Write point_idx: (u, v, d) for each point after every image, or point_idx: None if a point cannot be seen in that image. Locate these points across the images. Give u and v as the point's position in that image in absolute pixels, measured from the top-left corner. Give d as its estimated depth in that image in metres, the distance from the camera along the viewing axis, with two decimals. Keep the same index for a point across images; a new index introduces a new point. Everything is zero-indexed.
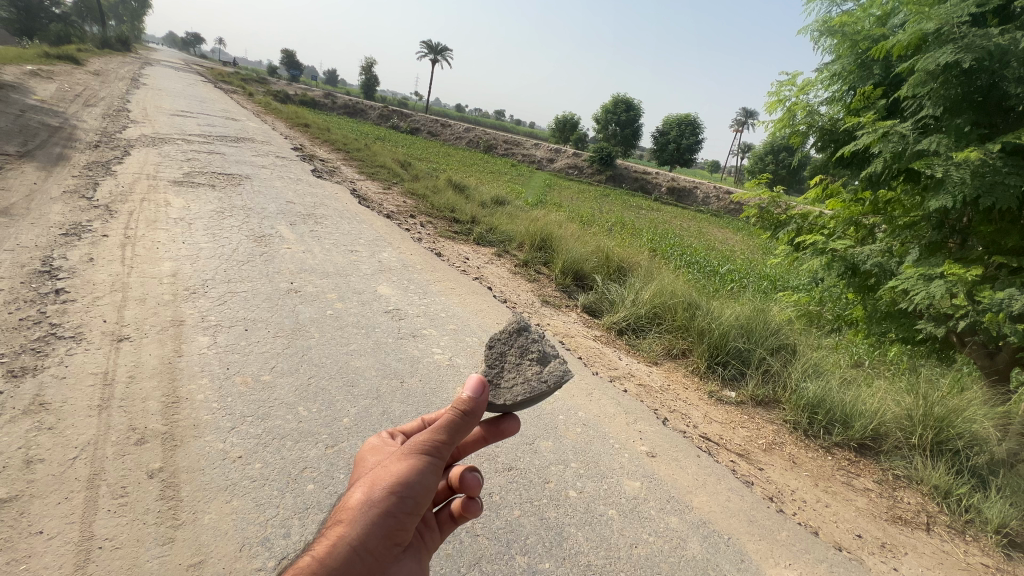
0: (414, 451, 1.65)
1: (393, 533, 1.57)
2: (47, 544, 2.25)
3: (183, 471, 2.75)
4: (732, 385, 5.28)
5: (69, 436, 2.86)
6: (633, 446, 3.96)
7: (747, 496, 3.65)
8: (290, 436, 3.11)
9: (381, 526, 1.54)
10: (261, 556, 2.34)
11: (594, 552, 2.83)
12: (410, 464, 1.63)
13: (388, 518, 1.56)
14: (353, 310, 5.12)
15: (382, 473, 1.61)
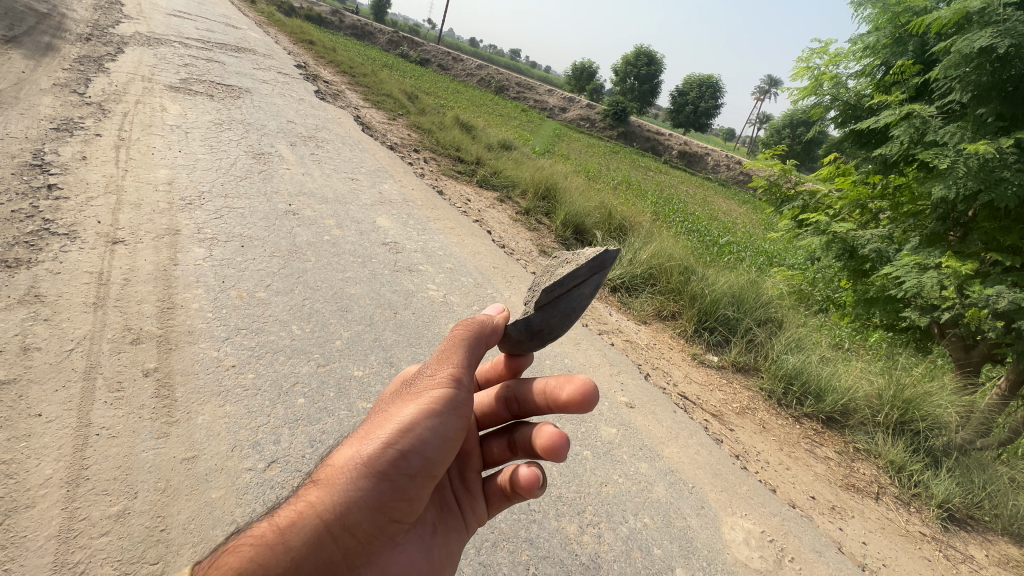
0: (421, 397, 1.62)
1: (388, 509, 1.52)
2: (45, 427, 2.33)
3: (177, 373, 2.82)
4: (715, 351, 5.43)
5: (66, 329, 2.90)
6: (613, 395, 4.11)
7: (716, 451, 3.86)
8: (283, 351, 3.23)
9: (372, 497, 1.49)
10: (251, 458, 2.46)
11: (566, 486, 3.00)
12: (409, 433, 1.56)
13: (385, 483, 1.51)
14: (350, 238, 5.09)
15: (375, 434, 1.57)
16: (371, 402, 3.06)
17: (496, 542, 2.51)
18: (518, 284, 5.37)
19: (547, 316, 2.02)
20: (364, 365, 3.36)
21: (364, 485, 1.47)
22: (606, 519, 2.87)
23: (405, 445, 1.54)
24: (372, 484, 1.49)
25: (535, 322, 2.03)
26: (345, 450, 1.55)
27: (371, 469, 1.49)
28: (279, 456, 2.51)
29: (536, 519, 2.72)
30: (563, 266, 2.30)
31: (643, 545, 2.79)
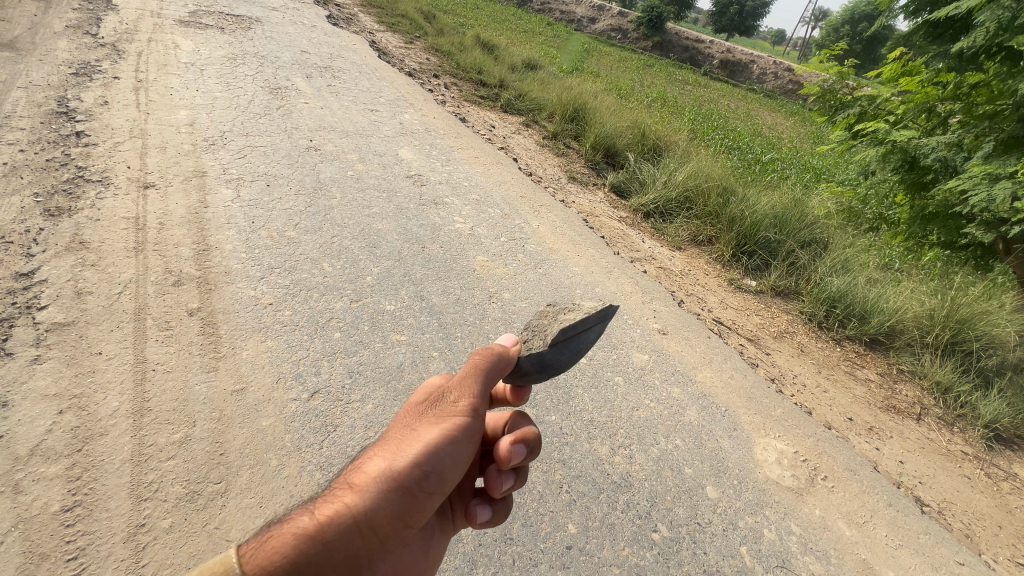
0: (450, 413, 1.52)
1: (405, 517, 1.42)
2: (107, 364, 2.50)
3: (219, 312, 2.94)
4: (753, 275, 5.22)
5: (112, 273, 3.02)
6: (646, 322, 4.05)
7: (751, 375, 3.82)
8: (316, 289, 3.30)
9: (395, 505, 1.39)
10: (294, 389, 2.60)
11: (598, 411, 3.05)
12: (438, 449, 1.45)
13: (406, 493, 1.40)
14: (374, 172, 4.99)
15: (399, 440, 1.46)
16: (404, 335, 3.14)
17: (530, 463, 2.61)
18: (547, 213, 5.20)
19: (559, 353, 1.84)
20: (395, 300, 3.41)
21: (389, 492, 1.38)
22: (638, 442, 2.93)
23: (433, 463, 1.44)
24: (395, 496, 1.39)
25: (549, 359, 1.84)
26: (370, 457, 1.43)
27: (397, 479, 1.39)
28: (321, 387, 2.64)
29: (569, 441, 2.80)
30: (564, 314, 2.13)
31: (675, 465, 2.86)
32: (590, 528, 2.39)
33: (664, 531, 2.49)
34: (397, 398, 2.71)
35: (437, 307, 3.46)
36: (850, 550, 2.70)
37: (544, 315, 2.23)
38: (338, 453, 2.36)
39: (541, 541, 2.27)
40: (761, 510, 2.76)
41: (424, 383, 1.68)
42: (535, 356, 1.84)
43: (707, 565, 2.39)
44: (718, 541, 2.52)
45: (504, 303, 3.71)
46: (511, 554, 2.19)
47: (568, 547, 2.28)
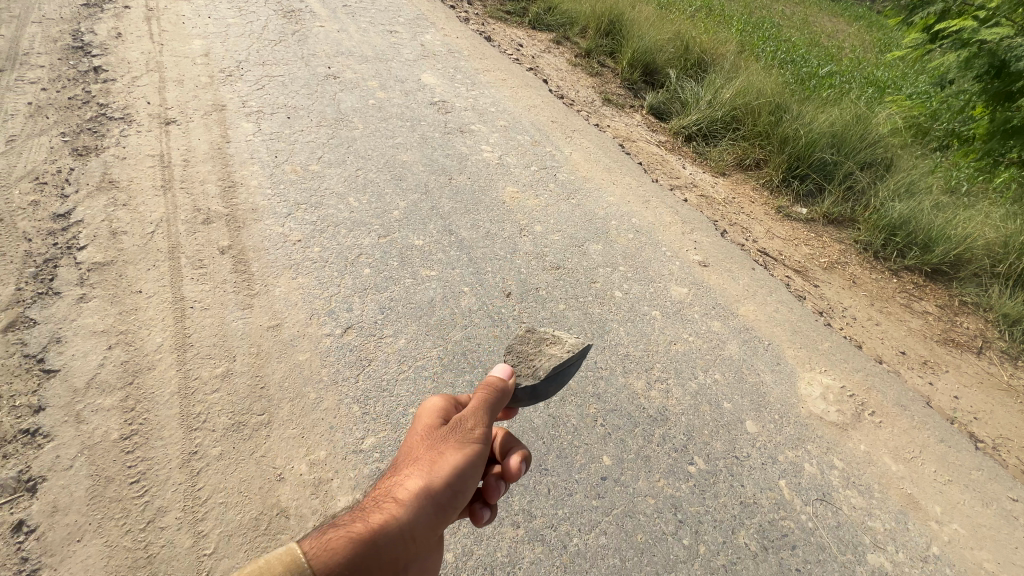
0: (471, 433, 1.45)
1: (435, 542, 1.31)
2: (148, 301, 2.55)
3: (250, 250, 2.93)
4: (804, 202, 4.82)
5: (143, 212, 3.02)
6: (685, 254, 3.83)
7: (797, 308, 3.62)
8: (343, 225, 3.23)
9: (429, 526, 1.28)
10: (328, 325, 2.62)
11: (633, 345, 2.97)
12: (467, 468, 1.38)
13: (439, 514, 1.31)
14: (396, 100, 4.72)
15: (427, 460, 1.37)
16: (433, 271, 3.08)
17: (564, 397, 2.58)
18: (579, 139, 4.86)
19: (551, 386, 1.89)
20: (423, 235, 3.32)
21: (425, 511, 1.28)
22: (675, 376, 2.85)
23: (459, 485, 1.35)
24: (429, 515, 1.29)
25: (541, 391, 1.85)
26: (398, 478, 1.32)
27: (433, 497, 1.30)
28: (354, 324, 2.66)
29: (604, 376, 2.74)
30: (547, 344, 2.11)
31: (713, 399, 2.78)
32: (625, 460, 2.38)
33: (701, 463, 2.46)
34: (428, 334, 2.70)
35: (466, 242, 3.35)
36: (895, 484, 2.62)
37: (523, 339, 2.13)
38: (374, 387, 2.40)
39: (576, 472, 2.28)
40: (802, 444, 2.69)
41: (428, 405, 1.55)
42: (528, 388, 1.82)
43: (744, 496, 2.38)
44: (756, 474, 2.48)
45: (536, 236, 3.55)
46: (546, 484, 2.21)
47: (603, 478, 2.29)
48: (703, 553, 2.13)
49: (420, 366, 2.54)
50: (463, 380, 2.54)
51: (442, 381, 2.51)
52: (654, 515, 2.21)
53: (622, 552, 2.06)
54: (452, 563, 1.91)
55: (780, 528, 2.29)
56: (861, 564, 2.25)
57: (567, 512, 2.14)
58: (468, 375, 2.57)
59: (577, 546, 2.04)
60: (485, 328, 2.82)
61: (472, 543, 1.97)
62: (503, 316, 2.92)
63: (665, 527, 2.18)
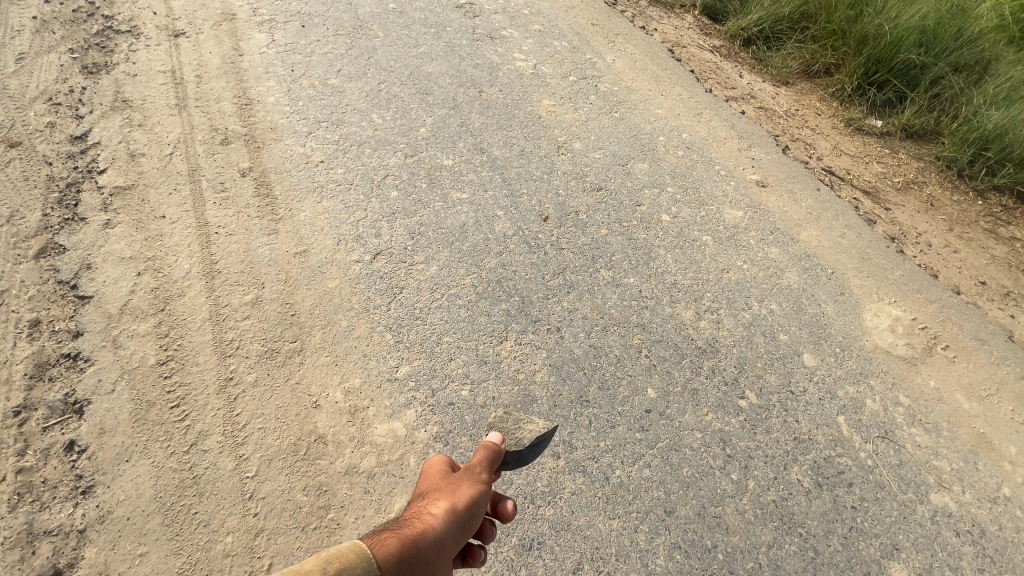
0: (485, 470, 1.55)
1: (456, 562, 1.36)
2: (173, 227, 2.45)
3: (271, 172, 2.77)
4: (880, 114, 4.19)
5: (160, 134, 2.86)
6: (742, 174, 3.44)
7: (866, 234, 3.25)
8: (368, 144, 3.00)
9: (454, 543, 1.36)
10: (356, 252, 2.49)
11: (682, 273, 2.73)
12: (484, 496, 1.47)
13: (462, 534, 1.39)
14: (418, 3, 4.24)
15: (449, 486, 1.46)
16: (465, 193, 2.86)
17: (606, 327, 2.42)
18: (624, 44, 4.31)
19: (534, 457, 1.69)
20: (452, 154, 3.06)
21: (451, 529, 1.36)
22: (727, 307, 2.63)
23: (480, 509, 1.45)
24: (456, 534, 1.37)
25: (528, 457, 1.70)
26: (424, 501, 1.41)
27: (458, 515, 1.39)
28: (384, 250, 2.52)
29: (649, 306, 2.55)
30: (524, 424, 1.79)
31: (768, 331, 2.57)
32: (671, 393, 2.25)
33: (753, 398, 2.31)
34: (461, 260, 2.54)
35: (500, 161, 3.08)
36: (965, 423, 2.42)
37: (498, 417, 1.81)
38: (406, 315, 2.30)
39: (618, 404, 2.17)
40: (864, 379, 2.49)
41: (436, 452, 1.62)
42: (514, 451, 1.68)
43: (798, 432, 2.23)
44: (812, 409, 2.32)
45: (575, 155, 3.23)
46: (587, 416, 2.11)
47: (647, 411, 2.17)
48: (753, 488, 2.02)
49: (454, 294, 2.41)
50: (499, 308, 2.40)
51: (477, 309, 2.38)
52: (701, 449, 2.10)
53: (667, 485, 1.97)
54: None
55: (836, 465, 2.16)
56: (923, 503, 2.12)
57: (609, 444, 2.05)
58: (504, 303, 2.42)
59: (619, 478, 1.96)
60: (521, 255, 2.63)
61: (512, 473, 1.93)
62: (540, 243, 2.71)
63: (713, 461, 2.07)
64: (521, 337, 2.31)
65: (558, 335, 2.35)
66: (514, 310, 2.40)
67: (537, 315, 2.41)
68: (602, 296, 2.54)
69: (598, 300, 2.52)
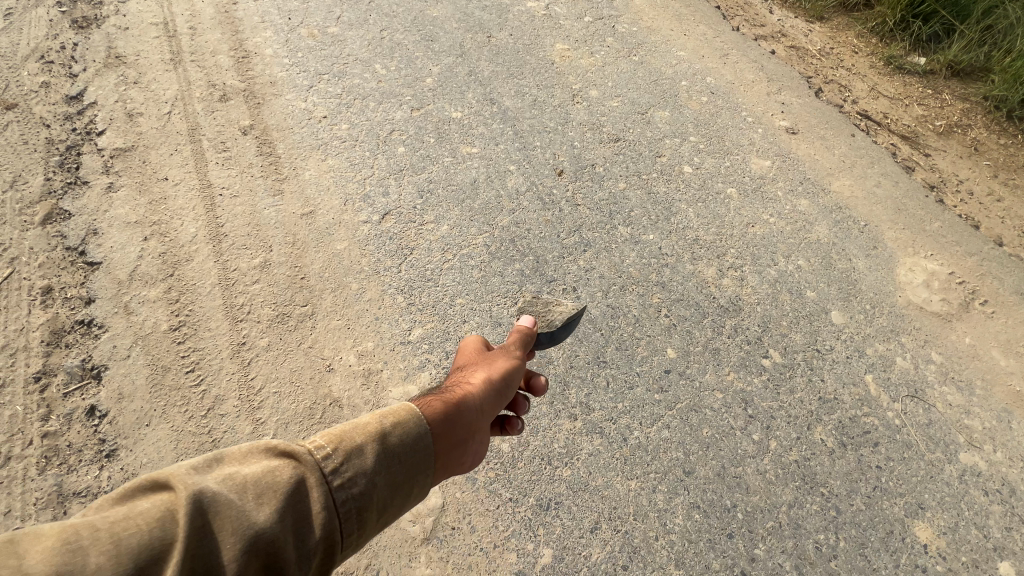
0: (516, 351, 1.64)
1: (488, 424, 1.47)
2: (176, 190, 2.38)
3: (273, 130, 2.65)
4: (924, 50, 3.82)
5: (157, 91, 2.74)
6: (770, 120, 3.21)
7: (903, 183, 3.04)
8: (372, 97, 2.85)
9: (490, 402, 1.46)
10: (364, 212, 2.41)
11: (704, 229, 2.60)
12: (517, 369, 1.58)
13: (498, 397, 1.49)
14: None
15: (483, 361, 1.56)
16: (475, 147, 2.72)
17: (624, 286, 2.33)
18: None
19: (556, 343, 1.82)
20: (461, 106, 2.89)
21: (488, 395, 1.46)
22: (752, 263, 2.51)
23: (515, 380, 1.56)
24: (493, 397, 1.47)
25: (560, 336, 1.86)
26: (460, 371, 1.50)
27: (492, 383, 1.48)
28: (392, 210, 2.43)
29: (669, 264, 2.44)
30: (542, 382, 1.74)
31: (794, 288, 2.46)
32: (692, 354, 2.18)
33: (776, 357, 2.23)
34: (472, 219, 2.45)
35: (511, 113, 2.91)
36: (1000, 380, 2.31)
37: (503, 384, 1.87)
38: (417, 277, 2.23)
39: (637, 365, 2.11)
40: (895, 337, 2.38)
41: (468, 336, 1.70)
42: (548, 333, 1.83)
43: (823, 392, 2.16)
44: (839, 369, 2.24)
45: (591, 104, 3.04)
46: (605, 377, 2.06)
47: (666, 371, 2.11)
48: (774, 449, 1.98)
49: (466, 254, 2.33)
50: (512, 268, 2.32)
51: (490, 270, 2.30)
52: (722, 410, 2.05)
53: (686, 446, 1.94)
54: (509, 453, 1.85)
55: (862, 425, 2.09)
56: (951, 463, 2.05)
57: (627, 406, 2.01)
58: (518, 263, 2.34)
59: (637, 439, 1.93)
60: (535, 212, 2.52)
61: (528, 435, 1.90)
62: (555, 199, 2.58)
63: (734, 421, 2.02)
64: (536, 298, 2.24)
65: (574, 295, 2.27)
66: (528, 271, 2.32)
67: (552, 275, 2.32)
68: (620, 254, 2.43)
69: (615, 259, 2.41)
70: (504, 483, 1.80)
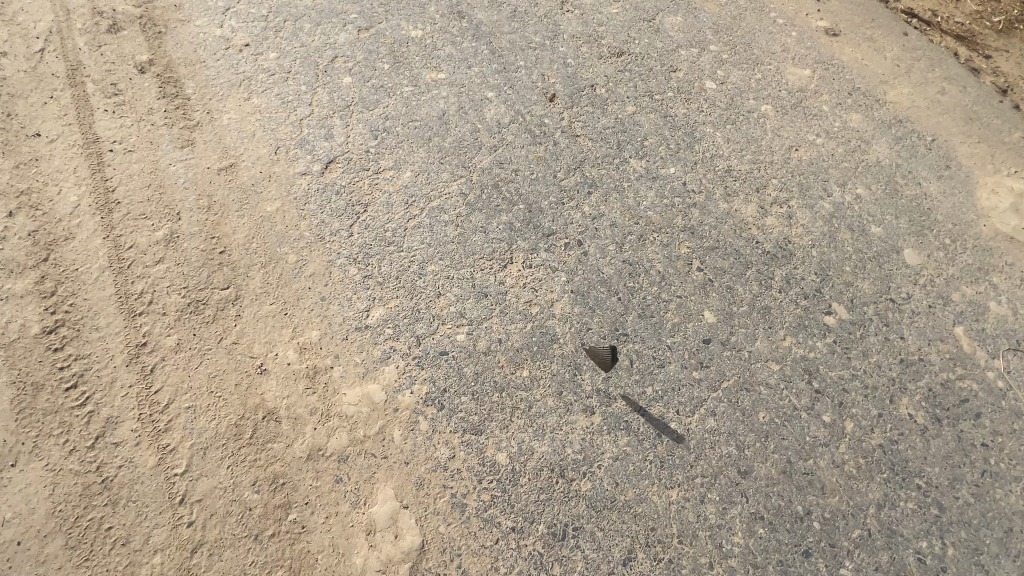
0: None
1: None
2: (52, 148, 1.82)
3: (179, 65, 2.05)
4: None
5: (25, 25, 2.11)
6: (806, 20, 2.60)
7: (971, 88, 2.47)
8: (306, 18, 2.23)
9: None
10: (302, 161, 1.86)
11: (738, 157, 2.06)
12: None
13: None
14: None
15: None
16: (442, 72, 2.14)
17: (643, 235, 1.82)
18: None
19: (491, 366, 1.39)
20: (422, 22, 2.28)
21: None
22: (800, 196, 1.99)
23: None
24: None
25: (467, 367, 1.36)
26: None
27: None
28: (339, 157, 1.88)
29: (697, 204, 1.92)
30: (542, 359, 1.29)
31: (856, 223, 1.95)
32: (736, 316, 1.69)
33: (842, 313, 1.74)
34: (443, 162, 1.90)
35: (485, 28, 2.30)
36: None
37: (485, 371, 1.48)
38: (374, 241, 1.72)
39: (667, 337, 1.63)
40: (985, 276, 1.89)
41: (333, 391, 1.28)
42: None
43: (905, 352, 1.69)
44: (920, 321, 1.76)
45: (585, 11, 2.42)
46: (627, 355, 1.59)
47: (705, 341, 1.63)
48: (852, 432, 1.52)
49: (436, 207, 1.80)
50: (498, 221, 1.79)
51: (469, 225, 1.77)
52: (781, 386, 1.58)
53: (740, 438, 1.48)
54: (507, 466, 1.39)
55: (957, 392, 1.64)
56: None
57: (659, 390, 1.54)
58: (505, 214, 1.81)
59: (676, 433, 1.47)
60: (523, 148, 1.97)
61: (532, 440, 1.43)
62: (547, 131, 2.03)
63: (797, 400, 1.56)
64: (532, 258, 1.73)
65: (580, 251, 1.76)
66: (519, 223, 1.80)
67: (550, 226, 1.80)
68: (635, 195, 1.91)
69: (629, 201, 1.89)
70: (504, 507, 1.34)
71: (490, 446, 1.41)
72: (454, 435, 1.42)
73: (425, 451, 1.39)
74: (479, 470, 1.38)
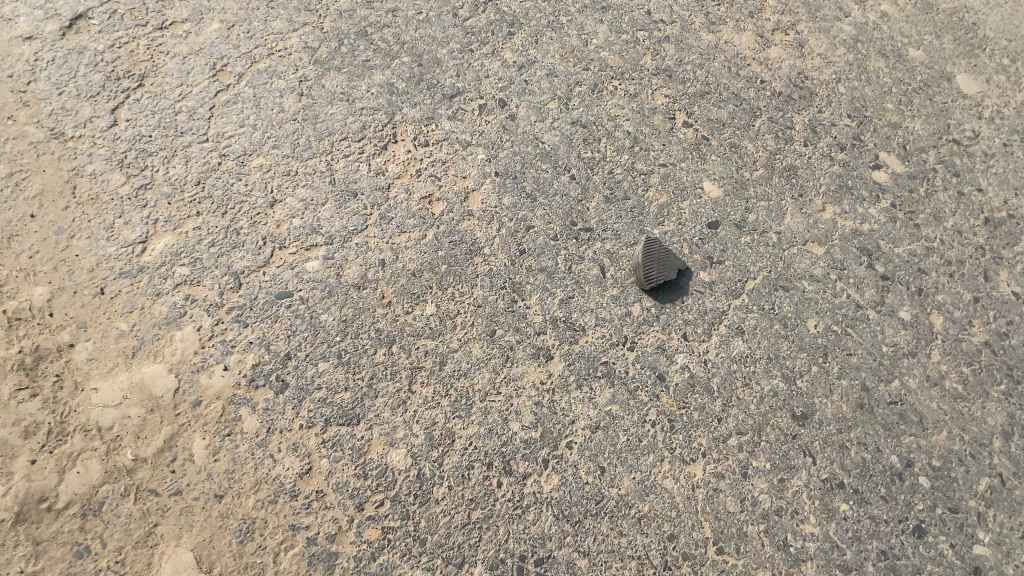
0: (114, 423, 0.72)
1: None
2: None
3: None
4: None
5: None
6: None
7: None
8: None
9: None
10: (47, 28, 1.18)
11: None
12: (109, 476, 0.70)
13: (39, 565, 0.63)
14: None
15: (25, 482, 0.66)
16: None
17: (598, 85, 1.24)
18: None
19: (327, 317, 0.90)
20: None
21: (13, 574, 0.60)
22: (809, 18, 1.39)
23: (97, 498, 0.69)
24: None
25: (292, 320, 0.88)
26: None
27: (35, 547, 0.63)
28: (107, 20, 1.21)
29: (670, 39, 1.31)
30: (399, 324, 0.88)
31: (888, 46, 1.38)
32: (750, 184, 1.19)
33: (894, 165, 1.23)
34: (273, 7, 1.24)
35: None
36: None
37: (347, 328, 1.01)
38: (155, 131, 1.12)
39: (652, 227, 1.14)
40: None
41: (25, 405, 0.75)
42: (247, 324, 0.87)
43: (988, 210, 1.21)
44: (998, 165, 1.26)
45: None
46: (594, 262, 1.11)
47: (711, 227, 1.15)
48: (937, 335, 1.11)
49: (266, 71, 1.18)
50: (368, 84, 1.19)
51: (320, 94, 1.17)
52: (832, 277, 1.13)
53: (786, 364, 1.07)
54: (408, 472, 0.94)
55: None
56: None
57: (658, 314, 1.09)
58: (379, 75, 1.21)
59: (680, 382, 1.04)
60: None
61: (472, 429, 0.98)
62: None
63: (860, 296, 1.13)
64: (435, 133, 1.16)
65: (504, 115, 1.19)
66: (404, 84, 1.20)
67: (454, 86, 1.21)
68: (579, 33, 1.29)
69: (572, 41, 1.27)
70: (452, 540, 0.91)
71: (377, 442, 0.96)
72: (321, 443, 0.96)
73: (251, 471, 0.93)
74: (358, 488, 0.93)
